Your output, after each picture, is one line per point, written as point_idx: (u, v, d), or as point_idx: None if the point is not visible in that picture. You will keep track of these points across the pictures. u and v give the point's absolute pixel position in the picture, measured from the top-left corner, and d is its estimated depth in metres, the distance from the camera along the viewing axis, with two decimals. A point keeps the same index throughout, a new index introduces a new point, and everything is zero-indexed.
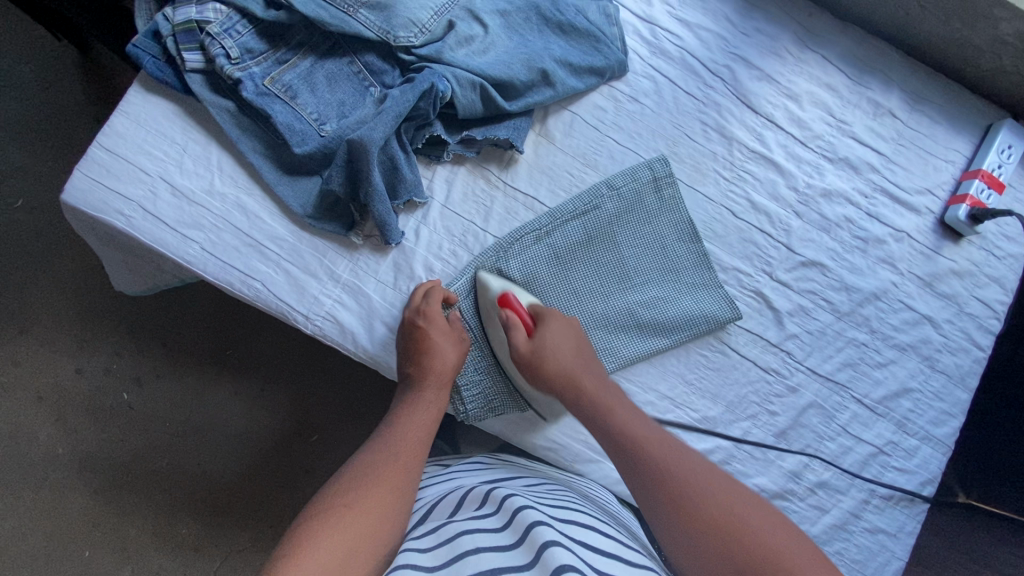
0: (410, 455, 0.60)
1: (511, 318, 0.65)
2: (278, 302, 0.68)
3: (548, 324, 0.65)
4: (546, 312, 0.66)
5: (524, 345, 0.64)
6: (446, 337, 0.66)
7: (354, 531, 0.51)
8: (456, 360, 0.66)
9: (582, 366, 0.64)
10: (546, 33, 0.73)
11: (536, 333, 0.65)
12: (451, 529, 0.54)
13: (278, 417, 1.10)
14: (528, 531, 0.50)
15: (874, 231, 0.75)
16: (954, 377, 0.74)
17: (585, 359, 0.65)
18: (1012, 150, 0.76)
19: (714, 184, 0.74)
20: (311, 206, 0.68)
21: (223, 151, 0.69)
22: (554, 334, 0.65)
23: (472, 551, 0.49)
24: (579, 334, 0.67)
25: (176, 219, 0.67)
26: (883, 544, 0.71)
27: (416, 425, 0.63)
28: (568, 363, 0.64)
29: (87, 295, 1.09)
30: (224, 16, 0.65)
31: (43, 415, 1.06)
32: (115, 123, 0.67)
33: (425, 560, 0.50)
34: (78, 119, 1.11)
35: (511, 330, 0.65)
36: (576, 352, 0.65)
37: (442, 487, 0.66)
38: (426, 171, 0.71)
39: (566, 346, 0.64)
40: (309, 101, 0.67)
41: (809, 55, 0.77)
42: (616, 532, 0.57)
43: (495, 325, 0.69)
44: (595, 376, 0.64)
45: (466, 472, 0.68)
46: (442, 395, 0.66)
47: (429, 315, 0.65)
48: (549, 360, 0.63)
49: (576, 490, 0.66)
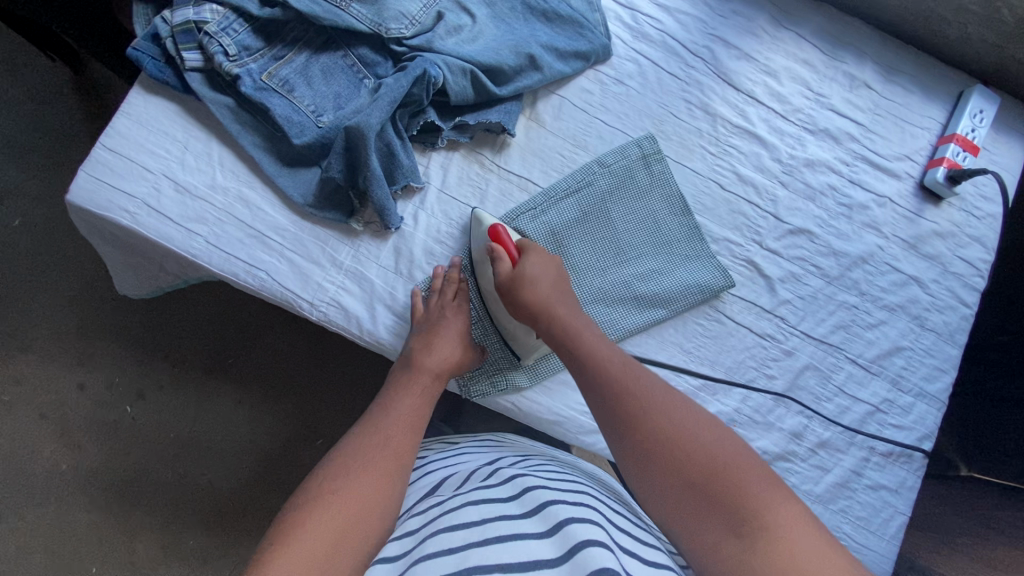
0: (400, 440, 0.58)
1: (497, 250, 0.67)
2: (283, 290, 0.70)
3: (529, 257, 0.66)
4: (533, 250, 0.67)
5: (507, 272, 0.66)
6: (456, 325, 0.68)
7: (342, 517, 0.49)
8: (458, 357, 0.68)
9: (560, 300, 0.65)
10: (531, 21, 0.76)
11: (519, 263, 0.66)
12: (458, 500, 0.55)
13: (282, 422, 1.10)
14: (541, 506, 0.51)
15: (857, 198, 0.77)
16: (943, 334, 0.76)
17: (565, 294, 0.66)
18: (984, 114, 0.79)
19: (701, 159, 0.77)
20: (312, 195, 0.70)
21: (224, 147, 0.71)
22: (535, 265, 0.65)
23: (480, 518, 0.50)
24: (560, 269, 0.68)
25: (180, 214, 0.69)
26: (886, 500, 0.73)
27: (404, 412, 0.62)
28: (546, 295, 0.64)
29: (88, 310, 1.10)
30: (221, 15, 0.68)
31: (45, 433, 1.06)
32: (117, 124, 0.69)
33: (440, 526, 0.51)
34: (72, 134, 1.13)
35: (498, 261, 0.66)
36: (555, 285, 0.66)
37: (449, 462, 0.66)
38: (422, 158, 0.73)
39: (547, 278, 0.65)
40: (306, 94, 0.69)
41: (784, 34, 0.80)
42: (614, 504, 0.57)
43: (485, 261, 0.70)
44: (572, 311, 0.64)
45: (474, 449, 0.69)
46: (438, 384, 0.66)
47: (449, 313, 0.68)
48: (527, 289, 0.64)
49: (572, 464, 0.68)
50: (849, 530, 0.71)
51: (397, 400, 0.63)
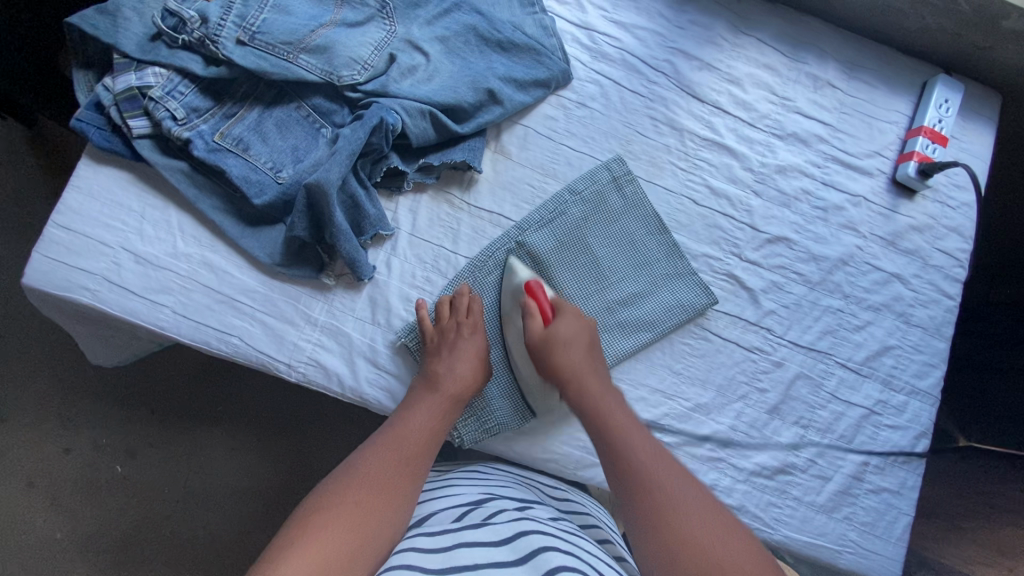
0: (415, 459, 0.61)
1: (529, 306, 0.68)
2: (258, 354, 0.68)
3: (563, 317, 0.67)
4: (565, 310, 0.68)
5: (539, 332, 0.66)
6: (472, 346, 0.68)
7: (356, 527, 0.52)
8: (475, 377, 0.68)
9: (589, 364, 0.66)
10: (487, 52, 0.74)
11: (551, 323, 0.67)
12: (450, 537, 0.54)
13: (277, 468, 1.08)
14: (534, 553, 0.50)
15: (832, 199, 0.77)
16: (930, 329, 0.76)
17: (595, 359, 0.67)
18: (950, 103, 0.78)
19: (672, 177, 0.76)
20: (278, 253, 0.68)
21: (182, 212, 0.68)
22: (567, 325, 0.67)
23: (471, 566, 0.49)
24: (592, 333, 0.68)
25: (143, 286, 0.66)
26: (889, 502, 0.73)
27: (422, 429, 0.63)
28: (577, 357, 0.65)
29: (66, 374, 1.07)
30: (165, 78, 0.65)
31: (36, 503, 1.02)
32: (68, 199, 0.66)
33: (430, 563, 0.50)
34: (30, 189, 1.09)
35: (528, 319, 0.67)
36: (588, 351, 0.67)
37: (442, 491, 0.65)
38: (389, 204, 0.72)
39: (578, 341, 0.66)
40: (262, 151, 0.67)
41: (743, 40, 0.79)
42: (605, 557, 0.55)
43: (515, 316, 0.71)
44: (601, 378, 0.66)
45: (471, 479, 0.67)
46: (457, 407, 0.66)
47: (471, 324, 0.68)
48: (560, 350, 0.65)
49: (566, 510, 0.66)
50: (855, 537, 0.71)
51: (414, 411, 0.64)
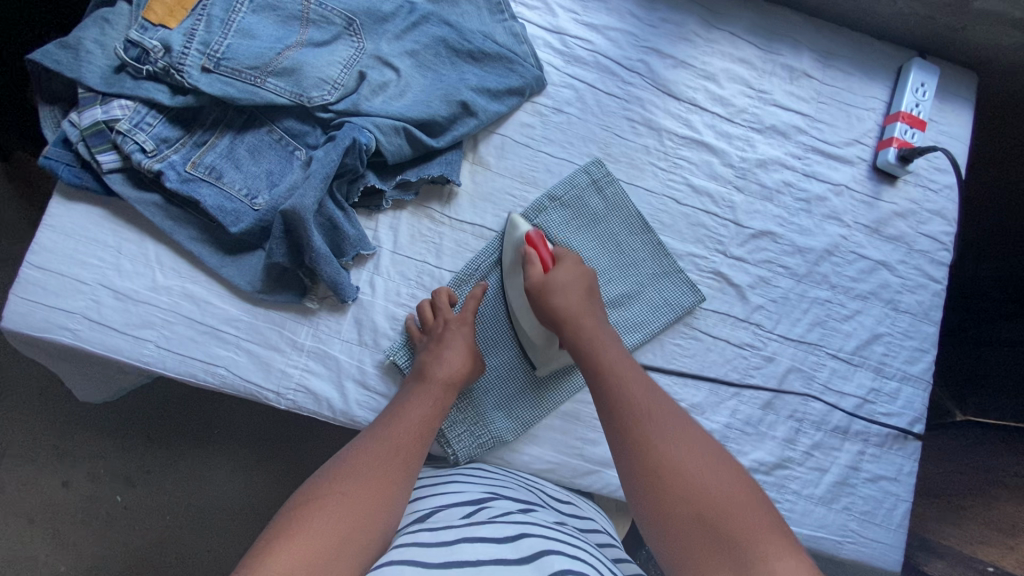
0: (407, 450, 0.58)
1: (530, 256, 0.67)
2: (246, 383, 0.67)
3: (563, 264, 0.67)
4: (565, 257, 0.67)
5: (539, 278, 0.65)
6: (461, 336, 0.66)
7: (346, 521, 0.50)
8: (467, 367, 0.66)
9: (588, 307, 0.65)
10: (458, 63, 0.73)
11: (550, 272, 0.66)
12: (452, 533, 0.53)
13: (278, 487, 1.07)
14: (539, 554, 0.48)
15: (814, 190, 0.77)
16: (919, 314, 0.76)
17: (593, 301, 0.66)
18: (926, 86, 0.78)
19: (653, 177, 0.76)
20: (259, 281, 0.67)
21: (159, 245, 0.67)
22: (566, 274, 0.65)
23: (472, 561, 0.47)
24: (591, 278, 0.67)
25: (123, 321, 0.65)
26: (888, 490, 0.73)
27: (415, 419, 0.61)
28: (576, 302, 0.64)
29: (60, 407, 1.06)
30: (132, 110, 0.64)
31: (36, 539, 1.01)
32: (41, 239, 0.65)
33: (431, 558, 0.48)
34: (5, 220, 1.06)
35: (528, 266, 0.66)
36: (587, 296, 0.66)
37: (439, 487, 0.64)
38: (369, 222, 0.71)
39: (576, 287, 0.65)
40: (235, 178, 0.66)
41: (716, 34, 0.79)
42: (605, 561, 0.54)
43: (516, 271, 0.70)
44: (599, 322, 0.65)
45: (470, 476, 0.66)
46: (450, 395, 0.65)
47: (460, 319, 0.68)
48: (559, 297, 0.64)
49: (561, 510, 0.64)
50: (855, 527, 0.71)
51: (408, 404, 0.62)
